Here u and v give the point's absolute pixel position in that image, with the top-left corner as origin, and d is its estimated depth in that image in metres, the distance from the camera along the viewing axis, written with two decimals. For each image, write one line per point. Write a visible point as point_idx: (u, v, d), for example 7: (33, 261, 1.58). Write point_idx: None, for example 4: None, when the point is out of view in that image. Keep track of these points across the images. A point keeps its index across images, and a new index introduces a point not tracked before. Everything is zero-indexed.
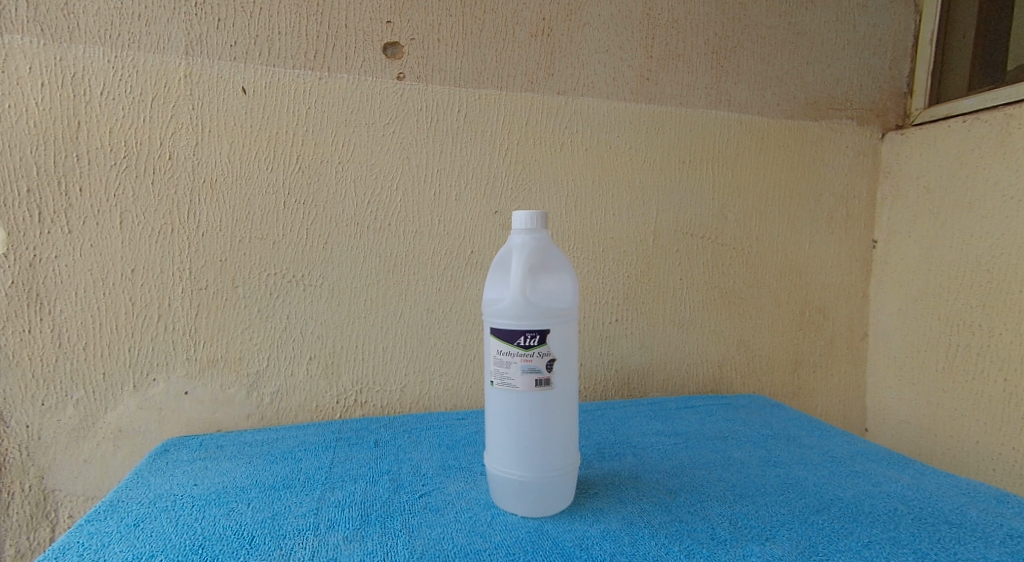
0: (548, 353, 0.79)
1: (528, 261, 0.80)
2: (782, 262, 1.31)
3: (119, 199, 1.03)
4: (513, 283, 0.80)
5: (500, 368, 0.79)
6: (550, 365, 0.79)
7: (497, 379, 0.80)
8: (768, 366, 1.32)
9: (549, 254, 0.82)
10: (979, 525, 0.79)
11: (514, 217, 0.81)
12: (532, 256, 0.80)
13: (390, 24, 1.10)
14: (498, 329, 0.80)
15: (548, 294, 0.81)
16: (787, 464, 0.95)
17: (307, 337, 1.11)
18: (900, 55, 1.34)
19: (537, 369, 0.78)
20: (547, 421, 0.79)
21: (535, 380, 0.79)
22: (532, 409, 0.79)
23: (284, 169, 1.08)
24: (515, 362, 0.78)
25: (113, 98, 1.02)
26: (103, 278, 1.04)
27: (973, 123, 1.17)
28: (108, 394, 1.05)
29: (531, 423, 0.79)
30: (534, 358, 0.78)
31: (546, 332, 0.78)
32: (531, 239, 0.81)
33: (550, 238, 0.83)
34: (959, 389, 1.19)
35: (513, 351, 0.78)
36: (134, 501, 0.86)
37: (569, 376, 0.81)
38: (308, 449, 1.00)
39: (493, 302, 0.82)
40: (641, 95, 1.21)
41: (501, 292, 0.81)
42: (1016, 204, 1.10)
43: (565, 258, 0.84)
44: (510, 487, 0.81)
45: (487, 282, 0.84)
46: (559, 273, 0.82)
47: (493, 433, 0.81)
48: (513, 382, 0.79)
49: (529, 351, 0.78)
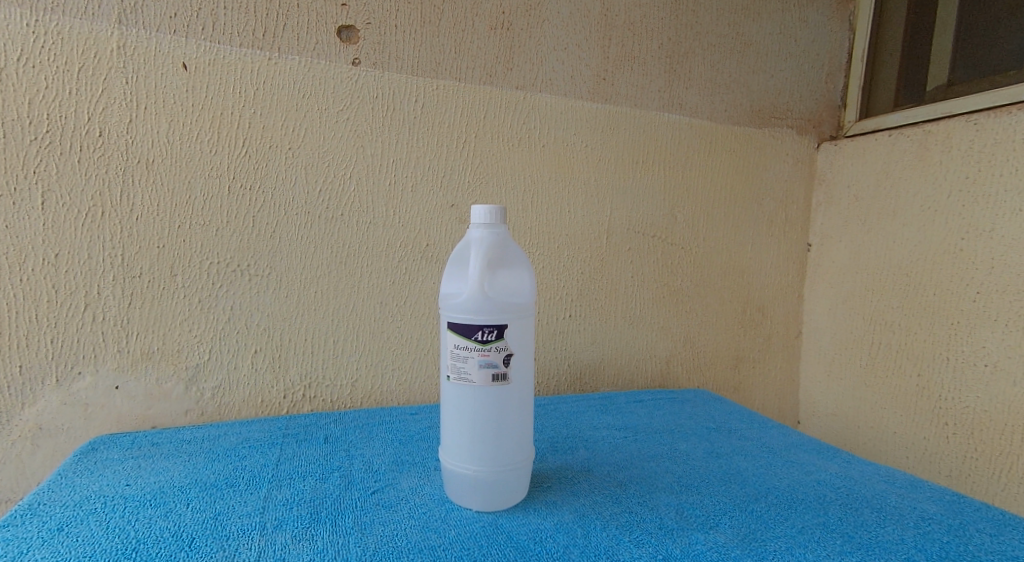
0: (505, 348, 0.78)
1: (486, 256, 0.79)
2: (725, 262, 1.36)
3: (40, 177, 0.95)
4: (471, 278, 0.79)
5: (456, 363, 0.78)
6: (507, 360, 0.78)
7: (453, 374, 0.79)
8: (710, 362, 1.38)
9: (508, 249, 0.81)
10: (898, 508, 0.85)
11: (472, 211, 0.80)
12: (490, 251, 0.79)
13: (346, 6, 1.06)
14: (454, 323, 0.78)
15: (506, 289, 0.80)
16: (729, 455, 0.99)
17: (252, 329, 1.07)
18: (835, 70, 1.42)
19: (494, 364, 0.78)
20: (503, 416, 0.79)
21: (492, 375, 0.78)
22: (489, 404, 0.79)
23: (229, 152, 1.03)
24: (472, 357, 0.77)
25: (34, 67, 0.93)
26: (21, 262, 0.95)
27: (897, 137, 1.25)
28: (25, 389, 0.97)
29: (487, 418, 0.79)
30: (491, 353, 0.77)
31: (504, 327, 0.77)
32: (490, 233, 0.80)
33: (509, 232, 0.82)
34: (880, 384, 1.28)
35: (470, 346, 0.77)
36: (57, 504, 0.79)
37: (527, 371, 0.81)
38: (253, 446, 0.96)
39: (451, 296, 0.81)
40: (597, 95, 1.23)
41: (459, 286, 0.80)
42: (934, 213, 1.19)
43: (523, 253, 0.83)
44: (464, 482, 0.80)
45: (446, 275, 0.83)
46: (518, 268, 0.81)
47: (448, 428, 0.80)
48: (470, 377, 0.78)
49: (486, 345, 0.77)
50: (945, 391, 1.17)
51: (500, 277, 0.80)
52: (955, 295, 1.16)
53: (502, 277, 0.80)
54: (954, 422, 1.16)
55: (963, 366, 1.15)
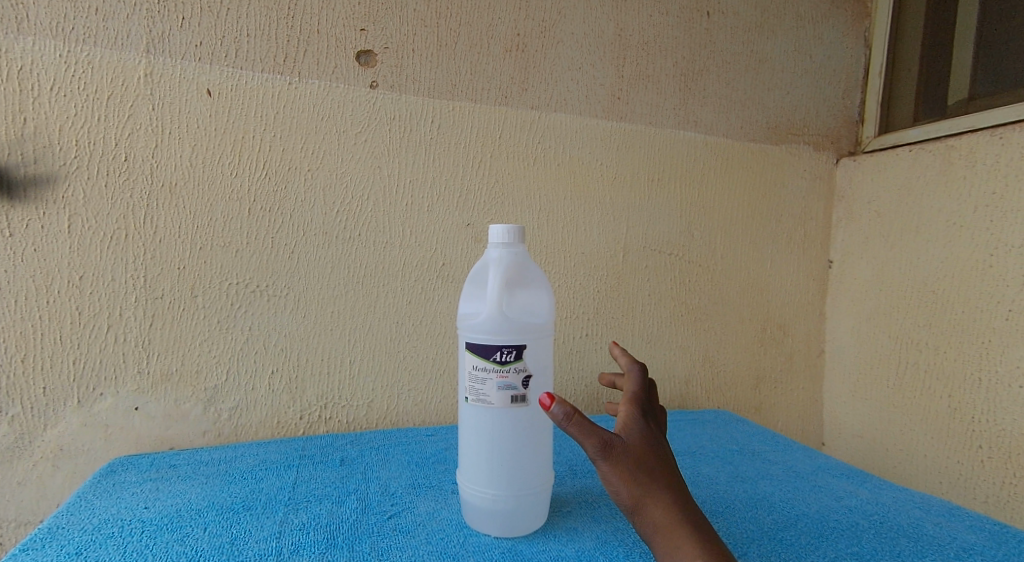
0: (524, 369, 0.77)
1: (504, 275, 0.78)
2: (744, 280, 1.35)
3: (66, 202, 0.96)
4: (490, 298, 0.78)
5: (475, 385, 0.77)
6: (527, 381, 0.77)
7: (472, 396, 0.78)
8: (731, 382, 1.35)
9: (526, 269, 0.81)
10: (934, 538, 0.82)
11: (491, 231, 0.79)
12: (508, 270, 0.79)
13: (364, 31, 1.08)
14: (472, 344, 0.78)
15: (525, 308, 0.80)
16: (754, 479, 0.97)
17: (270, 349, 1.07)
18: (852, 86, 1.41)
19: (513, 386, 0.76)
20: (521, 439, 0.78)
21: (511, 397, 0.77)
22: (508, 426, 0.78)
23: (249, 175, 1.04)
24: (491, 378, 0.76)
25: (63, 95, 0.95)
26: (46, 285, 0.97)
27: (918, 152, 1.24)
28: (47, 410, 0.98)
29: (506, 439, 0.78)
30: (510, 375, 0.76)
31: (523, 347, 0.76)
32: (508, 253, 0.80)
33: (528, 251, 0.81)
34: (908, 404, 1.25)
35: (488, 367, 0.76)
36: (75, 528, 0.79)
37: (545, 393, 0.80)
38: (270, 468, 0.96)
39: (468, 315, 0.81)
40: (613, 114, 1.23)
41: (477, 306, 0.80)
42: (960, 230, 1.17)
43: (541, 272, 0.83)
44: (482, 506, 0.79)
45: (463, 294, 0.83)
46: (536, 288, 0.81)
47: (466, 451, 0.79)
48: (488, 399, 0.77)
49: (505, 366, 0.76)
50: (978, 413, 1.14)
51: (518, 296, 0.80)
52: (985, 314, 1.13)
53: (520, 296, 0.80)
54: (989, 445, 1.12)
55: (996, 387, 1.12)
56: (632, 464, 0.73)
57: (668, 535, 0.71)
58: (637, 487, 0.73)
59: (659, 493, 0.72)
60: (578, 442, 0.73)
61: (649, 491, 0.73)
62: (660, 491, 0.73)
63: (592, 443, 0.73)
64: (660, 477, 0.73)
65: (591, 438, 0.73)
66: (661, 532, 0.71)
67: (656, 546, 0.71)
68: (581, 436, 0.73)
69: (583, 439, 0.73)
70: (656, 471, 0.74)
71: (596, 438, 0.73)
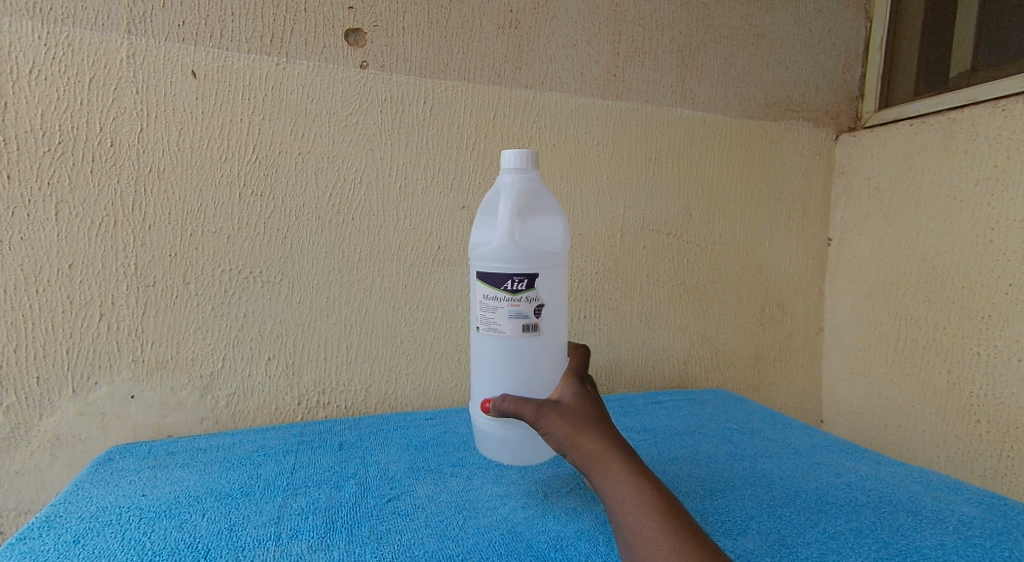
0: (536, 298, 0.78)
1: (515, 204, 0.81)
2: (742, 258, 1.33)
3: (53, 189, 0.95)
4: (501, 225, 0.81)
5: (486, 313, 0.80)
6: (538, 310, 0.78)
7: (484, 325, 0.80)
8: (730, 361, 1.35)
9: (538, 195, 0.83)
10: (933, 511, 0.82)
11: (502, 157, 0.81)
12: (519, 198, 0.81)
13: (352, 9, 1.05)
14: (484, 272, 0.80)
15: (537, 236, 0.82)
16: (752, 457, 0.97)
17: (265, 336, 1.06)
18: (851, 60, 1.38)
19: (524, 315, 0.78)
20: (532, 365, 0.81)
21: (523, 325, 0.78)
22: (519, 354, 0.81)
23: (238, 159, 1.02)
24: (502, 306, 0.78)
25: (46, 79, 0.93)
26: (35, 273, 0.95)
27: (919, 126, 1.22)
28: (42, 400, 0.97)
29: (517, 365, 0.81)
30: (521, 304, 0.78)
31: (535, 276, 0.78)
32: (520, 179, 0.82)
33: (541, 179, 0.84)
34: (907, 380, 1.25)
35: (500, 296, 0.78)
36: (72, 516, 0.79)
37: (556, 323, 0.82)
38: (268, 454, 0.95)
39: (481, 244, 0.84)
40: (608, 92, 1.21)
41: (490, 234, 0.83)
42: (960, 204, 1.15)
43: (551, 198, 0.85)
44: (495, 433, 0.85)
45: (477, 226, 0.85)
46: (545, 216, 0.83)
47: (481, 379, 0.83)
48: (500, 327, 0.79)
49: (516, 295, 0.78)
50: (977, 387, 1.14)
51: (530, 224, 0.82)
52: (986, 288, 1.12)
53: (532, 224, 0.83)
54: (987, 420, 1.12)
55: (996, 361, 1.11)
56: (563, 411, 0.76)
57: (604, 463, 0.72)
58: (570, 426, 0.74)
59: (590, 429, 0.74)
60: (516, 413, 0.76)
61: (582, 428, 0.74)
62: (591, 426, 0.75)
63: (527, 407, 0.76)
64: (590, 413, 0.76)
65: (524, 404, 0.76)
66: (597, 461, 0.73)
67: (596, 477, 0.72)
68: (515, 405, 0.76)
69: (519, 409, 0.76)
70: (585, 410, 0.76)
71: (529, 401, 0.76)
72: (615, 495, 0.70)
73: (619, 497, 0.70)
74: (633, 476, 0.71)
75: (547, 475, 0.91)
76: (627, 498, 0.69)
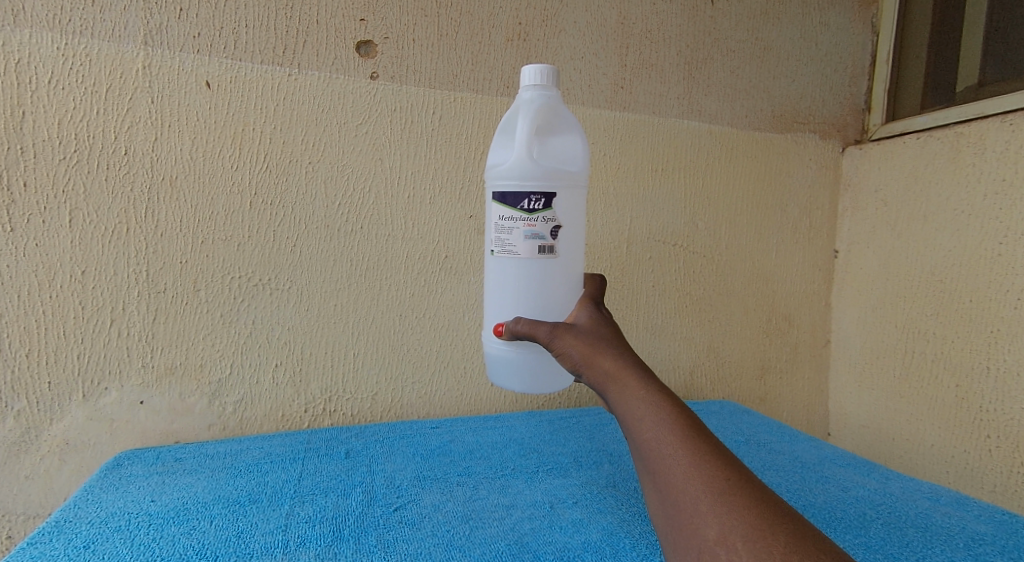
0: (553, 218, 0.80)
1: (534, 121, 0.82)
2: (749, 270, 1.34)
3: (68, 196, 0.96)
4: (520, 142, 0.81)
5: (502, 234, 0.81)
6: (555, 231, 0.80)
7: (498, 247, 0.81)
8: (736, 373, 1.35)
9: (557, 114, 0.85)
10: (943, 528, 0.82)
11: (523, 74, 0.83)
12: (537, 116, 0.82)
13: (364, 21, 1.07)
14: (502, 191, 0.81)
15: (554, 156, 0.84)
16: (759, 470, 0.96)
17: (273, 343, 1.07)
18: (858, 73, 1.39)
19: (541, 235, 0.80)
20: (548, 289, 0.83)
21: (538, 246, 0.80)
22: (535, 277, 0.83)
23: (250, 168, 1.04)
24: (518, 227, 0.80)
25: (63, 88, 0.95)
26: (49, 280, 0.97)
27: (926, 140, 1.23)
28: (53, 404, 0.98)
29: (533, 289, 0.83)
30: (538, 224, 0.79)
31: (552, 196, 0.79)
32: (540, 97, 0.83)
33: (560, 98, 0.85)
34: (915, 394, 1.25)
35: (516, 216, 0.80)
36: (82, 521, 0.80)
37: (573, 245, 0.83)
38: (275, 461, 0.96)
39: (499, 163, 0.85)
40: (616, 103, 1.22)
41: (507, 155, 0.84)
42: (968, 218, 1.15)
43: (569, 120, 0.87)
44: (508, 357, 0.86)
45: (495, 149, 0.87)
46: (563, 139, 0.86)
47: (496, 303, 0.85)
48: (515, 248, 0.80)
49: (533, 215, 0.79)
50: (986, 402, 1.13)
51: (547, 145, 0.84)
52: (994, 302, 1.12)
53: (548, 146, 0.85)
54: (997, 435, 1.11)
55: (1003, 375, 1.11)
56: (578, 332, 0.77)
57: (621, 381, 0.73)
58: (585, 346, 0.75)
59: (606, 349, 0.75)
60: (530, 335, 0.78)
61: (599, 348, 0.75)
62: (607, 346, 0.75)
63: (541, 328, 0.77)
64: (606, 335, 0.77)
65: (538, 325, 0.77)
66: (613, 379, 0.73)
67: (613, 395, 0.73)
68: (529, 327, 0.78)
69: (533, 331, 0.78)
70: (601, 332, 0.77)
71: (543, 323, 0.78)
72: (632, 411, 0.70)
73: (636, 413, 0.70)
74: (650, 393, 0.71)
75: (553, 485, 0.91)
76: (644, 414, 0.69)
